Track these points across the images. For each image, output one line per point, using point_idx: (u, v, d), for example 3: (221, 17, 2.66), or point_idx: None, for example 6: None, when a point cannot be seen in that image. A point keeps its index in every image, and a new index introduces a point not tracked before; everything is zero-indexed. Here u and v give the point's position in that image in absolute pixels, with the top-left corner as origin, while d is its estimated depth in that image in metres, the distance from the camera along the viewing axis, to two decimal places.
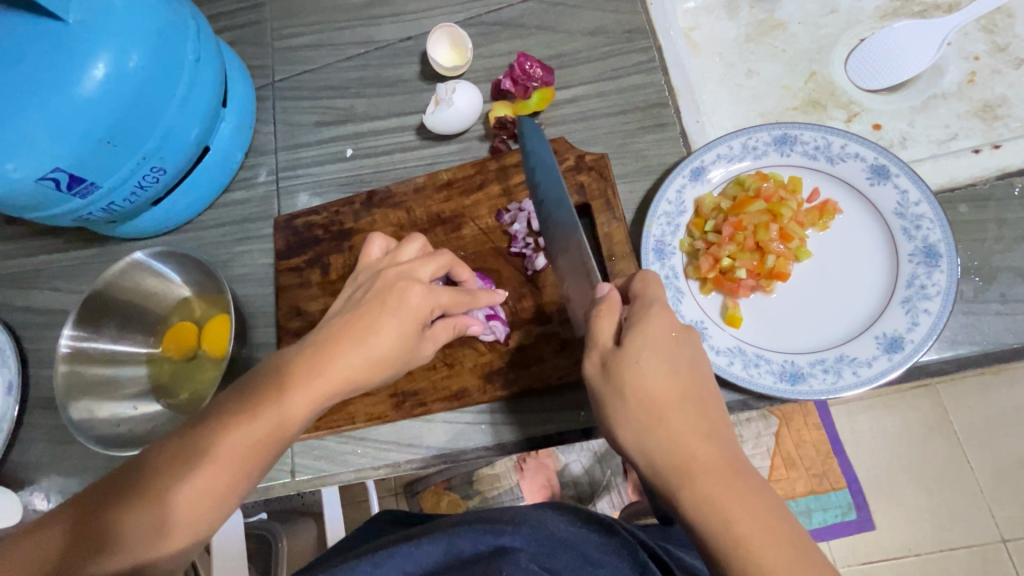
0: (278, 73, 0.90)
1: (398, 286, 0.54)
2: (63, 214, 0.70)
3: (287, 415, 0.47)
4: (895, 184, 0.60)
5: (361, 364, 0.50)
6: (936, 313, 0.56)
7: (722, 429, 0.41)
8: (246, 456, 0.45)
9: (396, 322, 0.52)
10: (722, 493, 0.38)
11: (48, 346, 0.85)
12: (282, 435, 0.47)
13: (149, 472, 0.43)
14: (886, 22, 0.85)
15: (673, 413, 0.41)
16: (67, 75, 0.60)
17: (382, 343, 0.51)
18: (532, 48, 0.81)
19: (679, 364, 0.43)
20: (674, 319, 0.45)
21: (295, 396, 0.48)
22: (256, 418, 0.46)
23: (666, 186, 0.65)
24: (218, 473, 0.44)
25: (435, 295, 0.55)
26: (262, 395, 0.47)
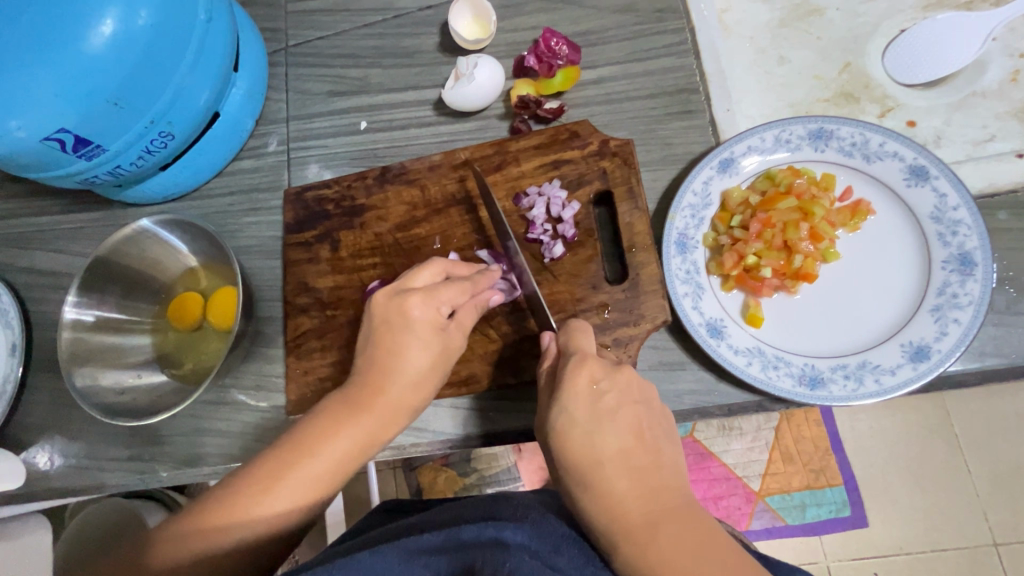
0: (291, 38, 0.87)
1: (406, 301, 0.53)
2: (69, 175, 0.68)
3: (335, 455, 0.50)
4: (933, 186, 0.58)
5: (397, 409, 0.52)
6: (966, 323, 0.54)
7: (659, 482, 0.44)
8: (308, 494, 0.48)
9: (414, 338, 0.53)
10: (663, 544, 0.40)
11: (51, 308, 0.83)
12: (338, 474, 0.50)
13: (215, 501, 0.47)
14: (930, 12, 0.80)
15: (606, 473, 0.44)
16: (73, 31, 0.57)
17: (413, 374, 0.53)
18: (558, 24, 0.77)
19: (608, 420, 0.47)
20: (597, 371, 0.49)
21: (340, 435, 0.50)
22: (310, 461, 0.49)
23: (693, 176, 0.62)
24: (275, 508, 0.47)
25: (436, 295, 0.54)
26: (310, 437, 0.50)
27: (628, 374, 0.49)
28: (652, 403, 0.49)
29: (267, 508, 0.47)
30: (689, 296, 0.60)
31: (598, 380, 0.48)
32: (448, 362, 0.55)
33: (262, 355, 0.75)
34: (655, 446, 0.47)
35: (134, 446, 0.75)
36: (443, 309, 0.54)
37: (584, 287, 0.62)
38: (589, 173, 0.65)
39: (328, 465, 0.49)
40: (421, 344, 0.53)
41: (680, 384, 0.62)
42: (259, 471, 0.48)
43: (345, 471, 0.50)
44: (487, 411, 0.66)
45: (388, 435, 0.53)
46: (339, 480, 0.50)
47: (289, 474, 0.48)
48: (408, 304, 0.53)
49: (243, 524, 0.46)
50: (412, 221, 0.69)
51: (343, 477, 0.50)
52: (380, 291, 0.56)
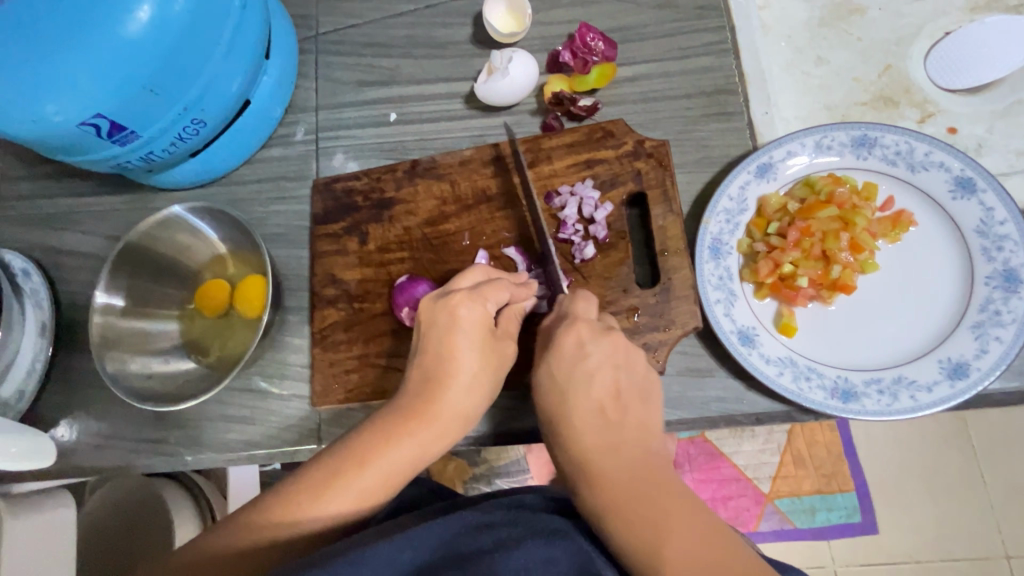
0: (321, 25, 0.86)
1: (454, 302, 0.54)
2: (102, 159, 0.69)
3: (392, 466, 0.49)
4: (980, 199, 0.57)
5: (450, 420, 0.52)
6: (1008, 342, 0.53)
7: (628, 439, 0.46)
8: (361, 502, 0.47)
9: (461, 338, 0.53)
10: (616, 491, 0.43)
11: (80, 290, 0.84)
12: (390, 485, 0.49)
13: (269, 508, 0.46)
14: (977, 15, 0.78)
15: (576, 427, 0.47)
16: (110, 16, 0.57)
17: (465, 384, 0.53)
18: (593, 18, 0.76)
19: (584, 381, 0.48)
20: (581, 331, 0.51)
21: (396, 445, 0.49)
22: (365, 469, 0.48)
23: (730, 181, 0.61)
24: (330, 518, 0.46)
25: (481, 293, 0.55)
26: (366, 446, 0.49)
27: (616, 340, 0.50)
28: (640, 368, 0.50)
29: (322, 512, 0.46)
30: (721, 303, 0.60)
31: (584, 341, 0.50)
32: (497, 370, 0.55)
33: (287, 344, 0.76)
34: (634, 407, 0.48)
35: (160, 429, 0.76)
36: (489, 308, 0.55)
37: (615, 289, 0.61)
38: (623, 173, 0.64)
39: (384, 474, 0.48)
40: (468, 345, 0.54)
41: (709, 390, 0.61)
42: (313, 476, 0.48)
43: (398, 483, 0.50)
44: (512, 409, 0.66)
45: (441, 446, 0.52)
46: (390, 490, 0.49)
47: (342, 481, 0.47)
48: (455, 304, 0.54)
49: (298, 528, 0.46)
50: (442, 216, 0.69)
51: (397, 488, 0.50)
52: (426, 296, 0.57)
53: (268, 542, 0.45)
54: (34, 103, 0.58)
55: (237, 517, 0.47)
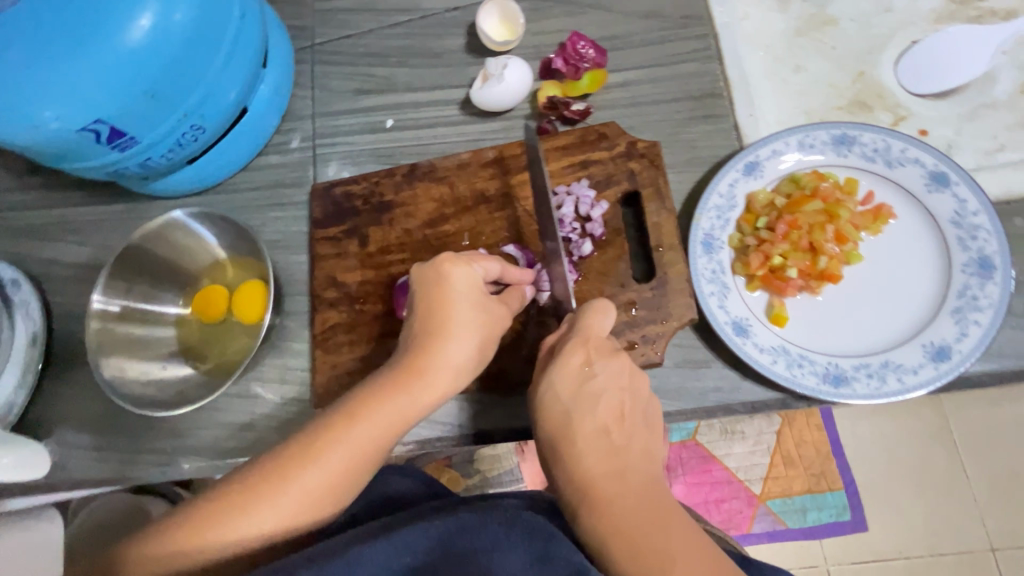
0: (317, 36, 0.88)
1: (440, 263, 0.56)
2: (99, 166, 0.69)
3: (381, 420, 0.51)
4: (953, 192, 0.60)
5: (441, 374, 0.53)
6: (986, 325, 0.56)
7: (633, 465, 0.47)
8: (353, 460, 0.50)
9: (452, 299, 0.55)
10: (622, 522, 0.44)
11: (72, 300, 0.83)
12: (381, 441, 0.51)
13: (262, 471, 0.49)
14: (941, 25, 0.82)
15: (584, 456, 0.47)
16: (111, 24, 0.58)
17: (457, 338, 0.54)
18: (583, 27, 0.79)
19: (589, 401, 0.49)
20: (586, 354, 0.51)
21: (385, 400, 0.51)
22: (355, 426, 0.50)
23: (719, 179, 0.64)
24: (319, 474, 0.49)
25: (469, 256, 0.57)
26: (357, 402, 0.51)
27: (623, 360, 0.51)
28: (643, 388, 0.51)
29: (313, 471, 0.49)
30: (715, 296, 0.62)
31: (591, 360, 0.51)
32: (491, 330, 0.56)
33: (287, 349, 0.76)
34: (636, 429, 0.49)
35: (156, 438, 0.75)
36: (477, 267, 0.57)
37: (613, 285, 0.63)
38: (617, 173, 0.67)
39: (374, 429, 0.50)
40: (462, 307, 0.55)
41: (706, 381, 0.63)
42: (305, 438, 0.50)
43: (388, 437, 0.51)
44: (513, 406, 0.67)
45: (431, 403, 0.53)
46: (382, 448, 0.51)
47: (332, 440, 0.49)
48: (441, 264, 0.56)
49: (289, 488, 0.48)
50: (441, 217, 0.70)
51: (387, 443, 0.51)
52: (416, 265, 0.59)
53: (263, 499, 0.48)
54: (33, 109, 0.58)
55: (228, 487, 0.49)
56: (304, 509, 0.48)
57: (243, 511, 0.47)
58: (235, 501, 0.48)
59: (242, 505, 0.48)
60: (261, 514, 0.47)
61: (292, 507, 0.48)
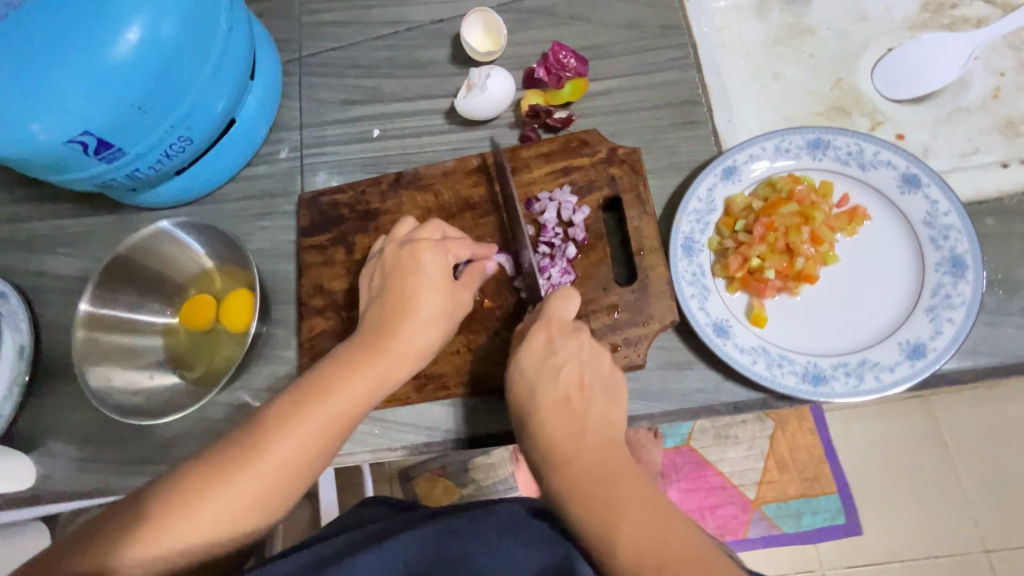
0: (305, 48, 0.89)
1: (415, 247, 0.58)
2: (86, 178, 0.69)
3: (353, 395, 0.51)
4: (924, 193, 0.61)
5: (408, 351, 0.54)
6: (959, 323, 0.57)
7: (592, 429, 0.47)
8: (322, 433, 0.50)
9: (422, 279, 0.56)
10: (579, 475, 0.44)
11: (60, 312, 0.84)
12: (350, 416, 0.51)
13: (231, 448, 0.48)
14: (915, 32, 0.85)
15: (545, 420, 0.49)
16: (99, 40, 0.59)
17: (424, 317, 0.55)
18: (566, 38, 0.81)
19: (549, 373, 0.51)
20: (549, 333, 0.53)
21: (358, 377, 0.52)
22: (325, 401, 0.50)
23: (698, 183, 0.65)
24: (287, 449, 0.48)
25: (444, 244, 0.59)
26: (328, 379, 0.52)
27: (582, 337, 0.52)
28: (605, 363, 0.52)
29: (284, 446, 0.48)
30: (696, 298, 0.63)
31: (554, 339, 0.52)
32: (457, 312, 0.58)
33: (274, 357, 0.76)
34: (597, 400, 0.49)
35: (143, 449, 0.75)
36: (450, 257, 0.59)
37: (595, 288, 0.64)
38: (599, 179, 0.68)
39: (343, 405, 0.51)
40: (429, 286, 0.56)
41: (688, 382, 0.64)
42: (275, 413, 0.50)
43: (357, 411, 0.52)
44: (500, 410, 0.67)
45: (399, 378, 0.54)
46: (351, 422, 0.52)
47: (303, 415, 0.49)
48: (419, 249, 0.57)
49: (262, 466, 0.48)
50: (426, 224, 0.71)
51: (356, 417, 0.52)
52: (390, 244, 0.60)
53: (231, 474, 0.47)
54: (21, 123, 0.59)
55: (197, 464, 0.48)
56: (271, 485, 0.48)
57: (215, 492, 0.47)
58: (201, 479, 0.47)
59: (214, 484, 0.47)
60: (228, 491, 0.47)
61: (260, 482, 0.47)
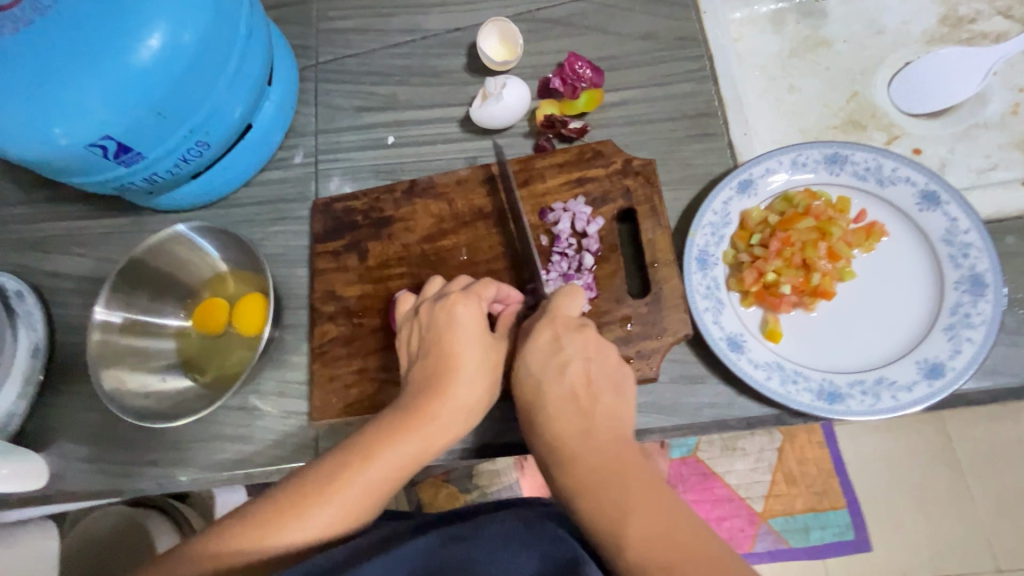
0: (321, 55, 0.90)
1: (450, 301, 0.57)
2: (105, 181, 0.70)
3: (398, 460, 0.50)
4: (944, 211, 0.61)
5: (453, 415, 0.53)
6: (979, 342, 0.56)
7: (597, 426, 0.48)
8: (364, 498, 0.49)
9: (460, 334, 0.55)
10: (585, 471, 0.45)
11: (74, 313, 0.84)
12: (394, 480, 0.50)
13: (274, 510, 0.47)
14: (932, 47, 0.84)
15: (551, 415, 0.49)
16: (122, 46, 0.59)
17: (468, 376, 0.54)
18: (581, 48, 0.81)
19: (556, 368, 0.51)
20: (553, 330, 0.53)
21: (403, 441, 0.51)
22: (369, 467, 0.49)
23: (713, 197, 0.65)
24: (329, 516, 0.47)
25: (474, 289, 0.58)
26: (374, 440, 0.50)
27: (588, 334, 0.52)
28: (611, 358, 0.52)
29: (328, 507, 0.47)
30: (710, 311, 0.62)
31: (560, 335, 0.52)
32: (500, 364, 0.57)
33: (284, 362, 0.76)
34: (605, 395, 0.50)
35: (153, 450, 0.75)
36: (483, 305, 0.58)
37: (609, 300, 0.64)
38: (613, 190, 0.68)
39: (387, 471, 0.49)
40: (468, 339, 0.55)
41: (701, 397, 0.63)
42: (318, 475, 0.49)
43: (401, 476, 0.50)
44: (510, 419, 0.67)
45: (444, 443, 0.53)
46: (395, 486, 0.51)
47: (347, 478, 0.48)
48: (452, 303, 0.56)
49: (306, 526, 0.46)
50: (440, 233, 0.71)
51: (399, 482, 0.51)
52: (423, 303, 0.60)
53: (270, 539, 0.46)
54: (43, 125, 0.60)
55: (238, 522, 0.47)
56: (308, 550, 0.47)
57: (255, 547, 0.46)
58: (239, 537, 0.46)
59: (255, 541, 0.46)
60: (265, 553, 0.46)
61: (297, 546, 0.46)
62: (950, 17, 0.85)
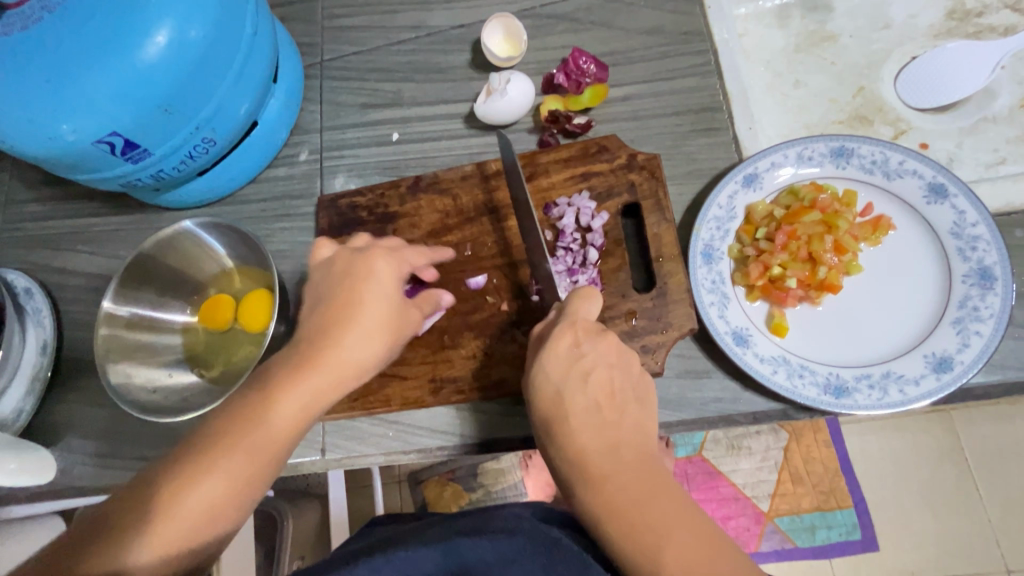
0: (326, 52, 0.90)
1: (370, 255, 0.58)
2: (112, 177, 0.71)
3: (296, 408, 0.51)
4: (952, 204, 0.60)
5: (341, 365, 0.54)
6: (987, 336, 0.55)
7: (623, 440, 0.47)
8: (263, 448, 0.49)
9: (373, 287, 0.57)
10: (616, 493, 0.44)
11: (82, 310, 0.85)
12: (298, 424, 0.51)
13: (169, 471, 0.46)
14: (939, 41, 0.84)
15: (575, 429, 0.48)
16: (129, 42, 0.60)
17: (368, 330, 0.55)
18: (586, 44, 0.81)
19: (578, 380, 0.49)
20: (575, 338, 0.51)
21: (299, 391, 0.52)
22: (268, 416, 0.50)
23: (719, 191, 0.65)
24: (230, 468, 0.47)
25: (398, 254, 0.61)
26: (262, 393, 0.51)
27: (610, 339, 0.51)
28: (633, 368, 0.51)
29: (237, 457, 0.48)
30: (715, 306, 0.62)
31: (580, 341, 0.51)
32: (400, 323, 0.58)
33: None
34: (628, 407, 0.49)
35: (159, 446, 0.75)
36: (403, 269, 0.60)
37: (614, 295, 0.64)
38: (618, 185, 0.68)
39: (289, 420, 0.50)
40: (377, 295, 0.57)
41: (706, 392, 0.63)
42: (214, 429, 0.49)
43: (301, 423, 0.52)
44: (515, 414, 0.67)
45: (340, 391, 0.54)
46: (294, 434, 0.51)
47: (245, 429, 0.49)
48: (372, 256, 0.58)
49: (214, 480, 0.46)
50: (444, 228, 0.72)
51: (298, 430, 0.51)
52: (342, 252, 0.60)
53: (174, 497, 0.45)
54: (51, 121, 0.61)
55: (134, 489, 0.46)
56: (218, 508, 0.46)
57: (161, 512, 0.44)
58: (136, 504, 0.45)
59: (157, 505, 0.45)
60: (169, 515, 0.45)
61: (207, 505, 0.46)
62: (958, 11, 0.85)
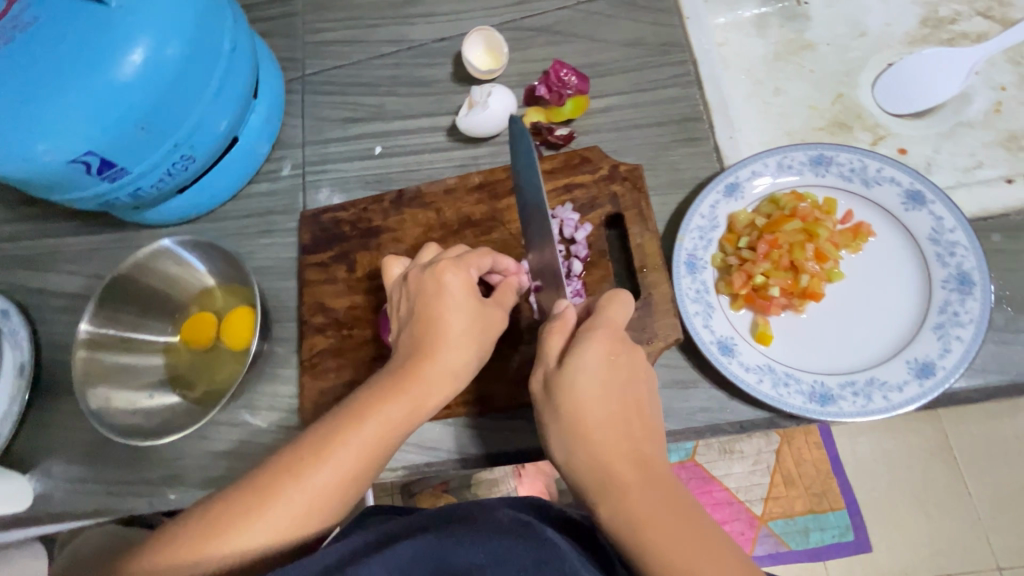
0: (308, 67, 0.90)
1: (438, 268, 0.54)
2: (89, 197, 0.70)
3: (389, 420, 0.48)
4: (930, 211, 0.61)
5: (441, 376, 0.51)
6: (968, 341, 0.56)
7: (628, 422, 0.44)
8: (357, 461, 0.46)
9: (450, 302, 0.53)
10: (616, 473, 0.41)
11: (62, 331, 0.83)
12: (386, 442, 0.48)
13: (259, 482, 0.45)
14: (914, 48, 0.85)
15: (584, 406, 0.44)
16: (103, 61, 0.59)
17: (457, 341, 0.52)
18: (567, 56, 0.81)
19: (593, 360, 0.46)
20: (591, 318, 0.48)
21: (394, 403, 0.48)
22: (361, 428, 0.47)
23: (701, 201, 0.65)
24: (326, 476, 0.45)
25: (465, 258, 0.55)
26: (360, 403, 0.49)
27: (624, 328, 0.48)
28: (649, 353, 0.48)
29: (331, 467, 0.46)
30: (699, 315, 0.62)
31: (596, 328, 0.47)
32: (490, 331, 0.54)
33: (273, 375, 0.75)
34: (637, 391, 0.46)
35: (141, 469, 0.74)
36: (473, 273, 0.55)
37: None
38: (601, 196, 0.68)
39: (380, 431, 0.47)
40: (456, 308, 0.53)
41: (692, 401, 0.63)
42: (311, 438, 0.47)
43: (393, 436, 0.48)
44: (501, 429, 0.67)
45: (435, 403, 0.50)
46: (388, 447, 0.48)
47: (341, 440, 0.46)
48: (440, 269, 0.54)
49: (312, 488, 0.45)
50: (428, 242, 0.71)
51: (392, 444, 0.48)
52: (412, 270, 0.57)
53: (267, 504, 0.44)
54: (24, 142, 0.60)
55: (230, 494, 0.46)
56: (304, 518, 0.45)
57: (253, 516, 0.44)
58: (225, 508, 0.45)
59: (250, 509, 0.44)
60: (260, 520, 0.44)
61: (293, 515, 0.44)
62: (931, 19, 0.86)
